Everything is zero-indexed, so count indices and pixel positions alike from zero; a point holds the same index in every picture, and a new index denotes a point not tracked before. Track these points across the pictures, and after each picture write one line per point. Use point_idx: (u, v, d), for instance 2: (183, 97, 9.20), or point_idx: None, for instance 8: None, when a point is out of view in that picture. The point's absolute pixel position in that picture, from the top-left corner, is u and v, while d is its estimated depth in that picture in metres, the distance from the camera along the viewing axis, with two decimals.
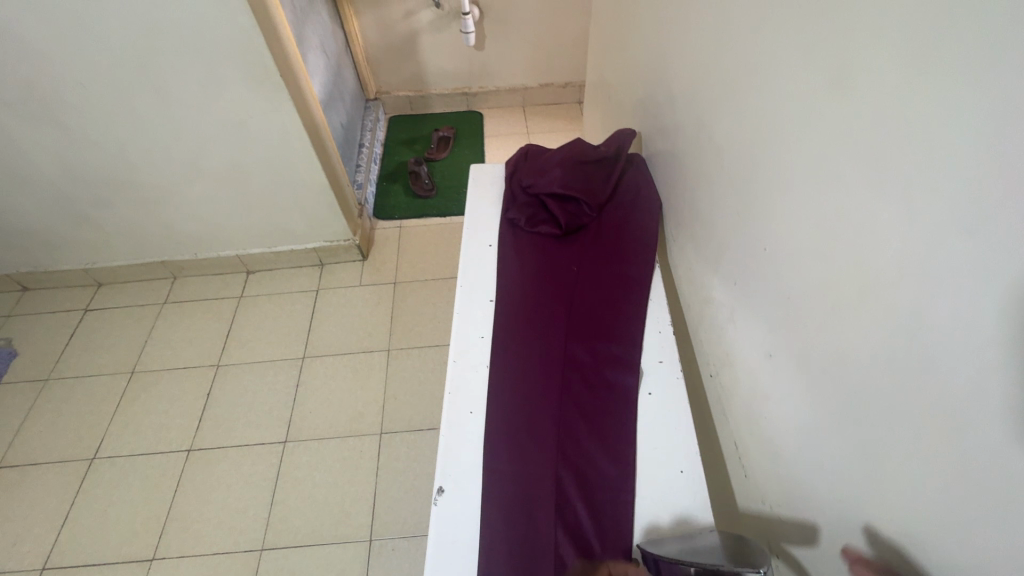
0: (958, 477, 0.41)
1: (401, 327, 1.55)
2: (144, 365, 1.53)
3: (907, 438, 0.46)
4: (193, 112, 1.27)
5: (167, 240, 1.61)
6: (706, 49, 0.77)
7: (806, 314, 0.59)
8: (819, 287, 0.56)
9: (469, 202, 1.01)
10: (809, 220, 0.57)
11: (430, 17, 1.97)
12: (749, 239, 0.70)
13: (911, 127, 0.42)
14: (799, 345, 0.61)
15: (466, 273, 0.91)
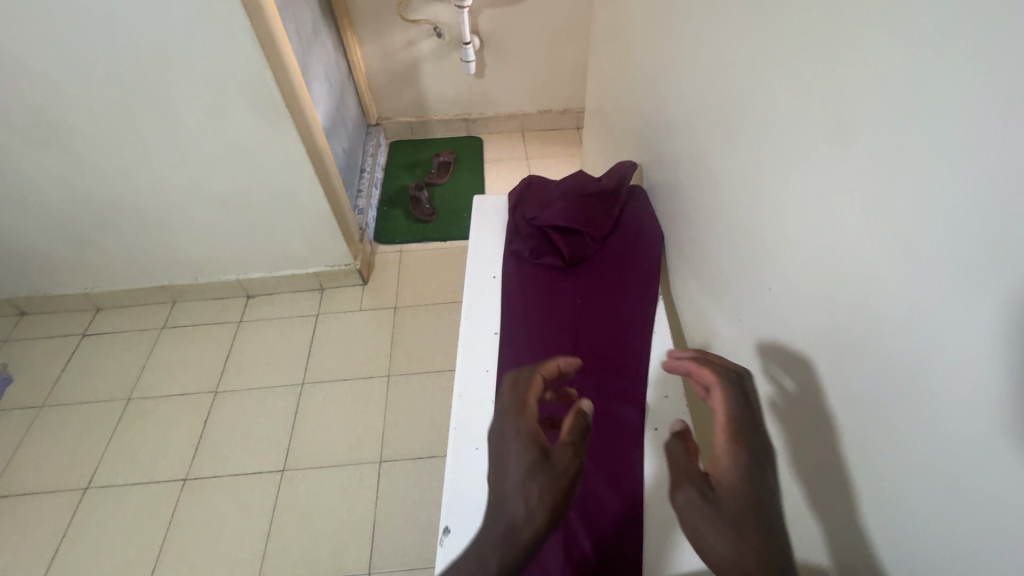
0: (965, 511, 0.40)
1: (401, 353, 1.55)
2: (142, 391, 1.51)
3: (906, 471, 0.46)
4: (198, 139, 1.29)
5: (168, 264, 1.61)
6: (702, 88, 0.79)
7: (805, 331, 0.59)
8: (818, 304, 0.56)
9: (473, 235, 1.02)
10: (808, 240, 0.57)
11: (432, 46, 2.01)
12: (750, 266, 0.71)
13: (910, 142, 0.42)
14: (797, 364, 0.61)
15: (470, 306, 0.91)
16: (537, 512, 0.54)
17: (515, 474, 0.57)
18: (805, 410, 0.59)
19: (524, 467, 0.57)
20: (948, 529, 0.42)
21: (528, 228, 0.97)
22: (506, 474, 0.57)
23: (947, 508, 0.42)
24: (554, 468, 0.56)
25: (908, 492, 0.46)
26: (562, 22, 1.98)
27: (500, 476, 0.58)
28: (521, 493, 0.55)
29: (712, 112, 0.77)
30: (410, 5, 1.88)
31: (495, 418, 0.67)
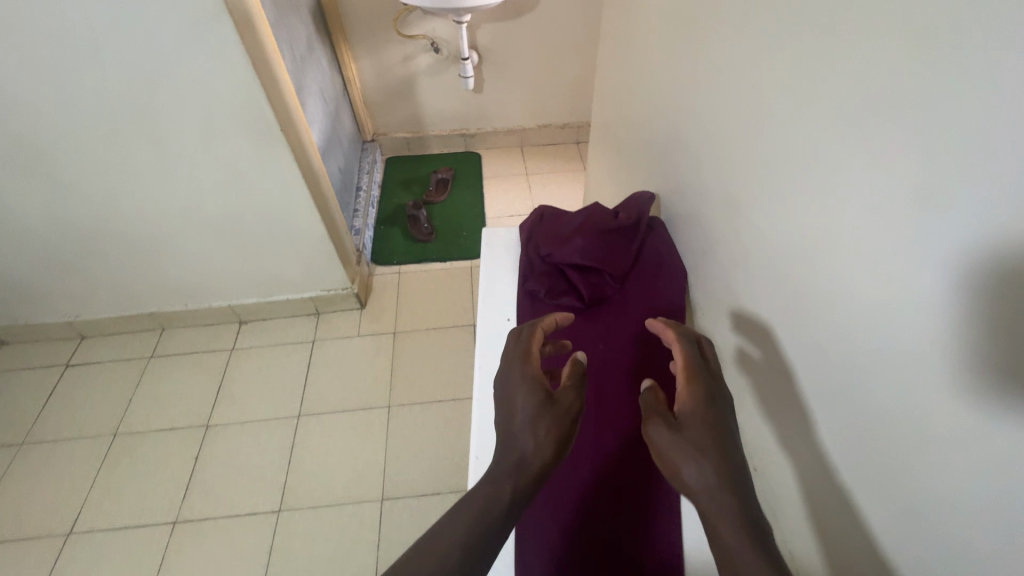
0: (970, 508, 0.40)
1: (402, 381, 1.49)
2: (129, 426, 1.44)
3: (903, 479, 0.46)
4: (188, 164, 1.23)
5: (157, 291, 1.54)
6: (709, 118, 0.75)
7: (819, 346, 0.55)
8: (833, 318, 0.52)
9: (485, 271, 0.97)
10: (823, 256, 0.53)
11: (429, 62, 1.97)
12: (764, 301, 0.67)
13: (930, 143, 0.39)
14: (811, 379, 0.57)
15: (484, 351, 0.86)
16: (543, 445, 0.61)
17: (524, 413, 0.64)
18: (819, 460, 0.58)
19: (531, 405, 0.64)
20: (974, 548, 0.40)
21: (543, 264, 0.91)
22: (515, 412, 0.64)
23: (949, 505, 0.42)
24: (558, 407, 0.64)
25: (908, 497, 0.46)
26: (561, 37, 1.94)
27: (509, 414, 0.64)
28: (529, 429, 0.62)
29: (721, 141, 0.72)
30: (407, 20, 1.84)
31: (501, 369, 0.73)
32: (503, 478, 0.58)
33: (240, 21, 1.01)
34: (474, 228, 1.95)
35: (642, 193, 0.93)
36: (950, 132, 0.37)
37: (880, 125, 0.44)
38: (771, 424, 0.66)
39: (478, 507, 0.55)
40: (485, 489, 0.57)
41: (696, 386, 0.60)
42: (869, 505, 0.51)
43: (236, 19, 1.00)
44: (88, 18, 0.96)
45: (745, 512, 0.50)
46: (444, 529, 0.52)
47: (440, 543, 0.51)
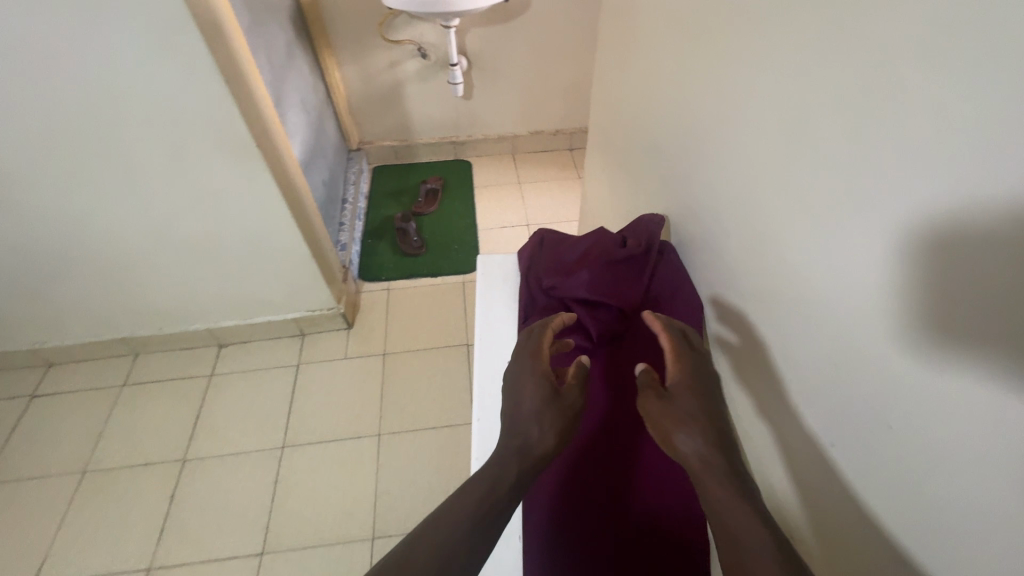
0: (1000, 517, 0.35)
1: (391, 407, 1.41)
2: (99, 462, 1.34)
3: (918, 485, 0.41)
4: (155, 183, 1.14)
5: (128, 315, 1.45)
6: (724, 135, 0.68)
7: (810, 364, 0.53)
8: (824, 335, 0.50)
9: (483, 315, 0.93)
10: (816, 275, 0.50)
11: (416, 68, 1.89)
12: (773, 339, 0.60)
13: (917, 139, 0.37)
14: (802, 396, 0.55)
15: (482, 405, 0.82)
16: (550, 435, 0.62)
17: (530, 402, 0.65)
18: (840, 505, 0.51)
19: (541, 395, 0.65)
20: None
21: (547, 298, 0.87)
22: (522, 403, 0.65)
23: (978, 517, 0.36)
24: (563, 399, 0.65)
25: (928, 506, 0.41)
26: (552, 41, 1.87)
27: (517, 406, 0.65)
28: (539, 420, 0.63)
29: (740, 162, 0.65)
30: (392, 24, 1.75)
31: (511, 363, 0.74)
32: (508, 463, 0.59)
33: (207, 29, 0.93)
34: (465, 240, 1.87)
35: (650, 216, 0.85)
36: (942, 113, 0.35)
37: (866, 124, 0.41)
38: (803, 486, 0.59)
39: (478, 492, 0.55)
40: (485, 476, 0.57)
41: (683, 369, 0.65)
42: (887, 524, 0.45)
43: (202, 27, 0.92)
44: (36, 27, 0.87)
45: (735, 478, 0.54)
46: (438, 513, 0.52)
47: (434, 528, 0.50)
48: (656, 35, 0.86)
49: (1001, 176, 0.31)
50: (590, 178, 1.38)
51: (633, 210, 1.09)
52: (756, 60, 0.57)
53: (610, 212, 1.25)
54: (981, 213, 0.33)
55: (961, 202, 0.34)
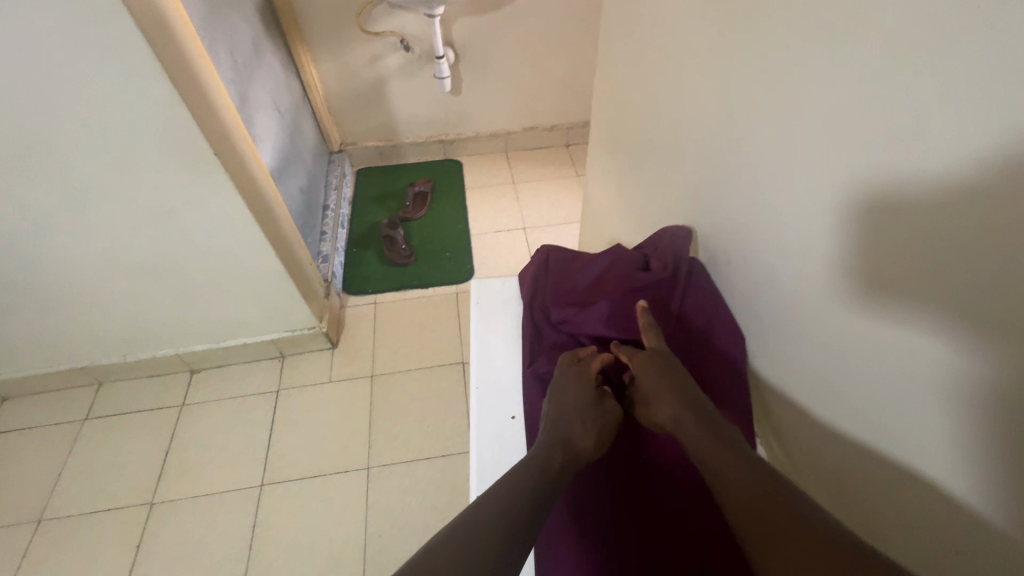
0: (989, 457, 0.39)
1: (381, 435, 1.29)
2: (57, 510, 1.21)
3: (958, 454, 0.42)
4: (103, 202, 1.00)
5: (85, 344, 1.31)
6: (769, 132, 0.55)
7: (862, 370, 0.49)
8: (871, 342, 0.48)
9: (478, 361, 0.81)
10: (868, 278, 0.46)
11: (399, 62, 1.75)
12: (850, 370, 0.51)
13: (972, 91, 0.34)
14: (851, 402, 0.52)
15: (482, 476, 0.69)
16: (592, 436, 0.62)
17: (572, 399, 0.65)
18: (859, 474, 0.54)
19: (580, 398, 0.65)
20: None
21: (556, 332, 0.78)
22: (564, 398, 0.65)
23: (970, 460, 0.41)
24: (603, 407, 0.65)
25: (927, 458, 0.45)
26: (545, 30, 1.73)
27: (557, 404, 0.65)
28: (581, 421, 0.63)
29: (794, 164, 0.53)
30: (371, 15, 1.61)
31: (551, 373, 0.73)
32: (553, 449, 0.58)
33: (145, 21, 0.80)
34: (457, 247, 1.75)
35: (669, 230, 0.76)
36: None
37: (909, 87, 0.38)
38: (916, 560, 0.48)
39: (529, 471, 0.54)
40: (534, 459, 0.56)
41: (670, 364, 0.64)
42: (901, 485, 0.49)
43: (139, 18, 0.78)
44: None
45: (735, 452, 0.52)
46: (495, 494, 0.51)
47: (487, 507, 0.49)
48: (672, 12, 0.73)
49: None
50: (592, 177, 1.25)
51: (645, 216, 0.97)
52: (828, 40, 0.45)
53: (617, 215, 1.13)
54: (936, 188, 0.38)
55: (970, 162, 0.35)
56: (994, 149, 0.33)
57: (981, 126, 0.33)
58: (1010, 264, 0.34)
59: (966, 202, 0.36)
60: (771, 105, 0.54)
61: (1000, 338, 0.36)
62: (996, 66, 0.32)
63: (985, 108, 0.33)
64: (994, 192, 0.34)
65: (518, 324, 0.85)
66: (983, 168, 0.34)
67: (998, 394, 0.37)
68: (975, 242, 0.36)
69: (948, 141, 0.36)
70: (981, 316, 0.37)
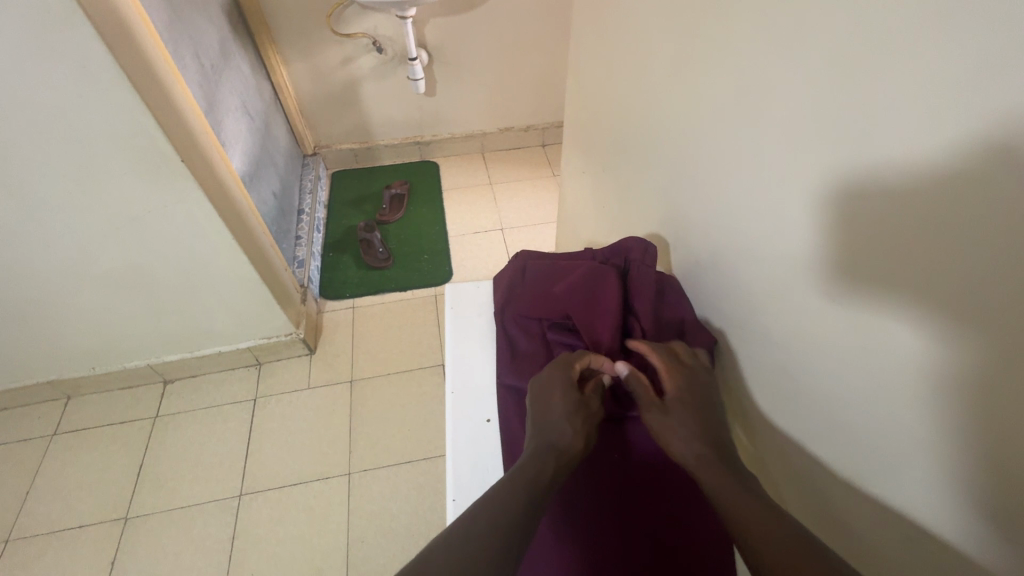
0: (963, 448, 0.39)
1: (362, 440, 1.28)
2: (25, 530, 1.17)
3: (911, 445, 0.44)
4: (65, 212, 0.97)
5: (52, 358, 1.27)
6: (742, 133, 0.57)
7: (830, 362, 0.51)
8: (836, 335, 0.49)
9: (453, 365, 0.82)
10: (839, 275, 0.47)
11: (372, 63, 1.74)
12: (820, 363, 0.53)
13: (935, 95, 0.35)
14: (818, 393, 0.54)
15: (457, 479, 0.69)
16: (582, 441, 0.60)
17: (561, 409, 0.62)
18: (827, 464, 0.55)
19: (567, 399, 0.63)
20: (1001, 510, 0.38)
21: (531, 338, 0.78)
22: (554, 409, 0.63)
23: (946, 450, 0.41)
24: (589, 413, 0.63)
25: (905, 452, 0.45)
26: (517, 31, 1.74)
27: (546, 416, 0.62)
28: (570, 427, 0.61)
29: (774, 167, 0.53)
30: (342, 16, 1.60)
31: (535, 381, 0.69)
32: (545, 457, 0.57)
33: (106, 26, 0.78)
34: (435, 249, 1.74)
35: (636, 242, 0.78)
36: (992, 72, 0.32)
37: (881, 90, 0.39)
38: (884, 546, 0.50)
39: (525, 477, 0.53)
40: (534, 472, 0.54)
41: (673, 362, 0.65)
42: (874, 479, 0.49)
43: (98, 22, 0.76)
44: None
45: (731, 471, 0.54)
46: (505, 515, 0.48)
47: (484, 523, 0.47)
48: (641, 17, 0.74)
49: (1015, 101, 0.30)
50: (567, 180, 1.27)
51: (619, 217, 0.98)
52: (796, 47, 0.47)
53: (592, 217, 1.14)
54: (921, 181, 0.38)
55: (938, 163, 0.36)
56: (980, 145, 0.33)
57: (963, 124, 0.34)
58: (994, 252, 0.34)
59: (950, 196, 0.36)
60: (743, 106, 0.56)
61: (979, 326, 0.36)
62: (974, 72, 0.33)
63: (953, 112, 0.34)
64: (979, 179, 0.34)
65: (492, 327, 0.86)
66: (966, 162, 0.34)
67: (975, 384, 0.37)
68: (960, 231, 0.36)
69: (916, 132, 0.37)
70: (963, 305, 0.37)
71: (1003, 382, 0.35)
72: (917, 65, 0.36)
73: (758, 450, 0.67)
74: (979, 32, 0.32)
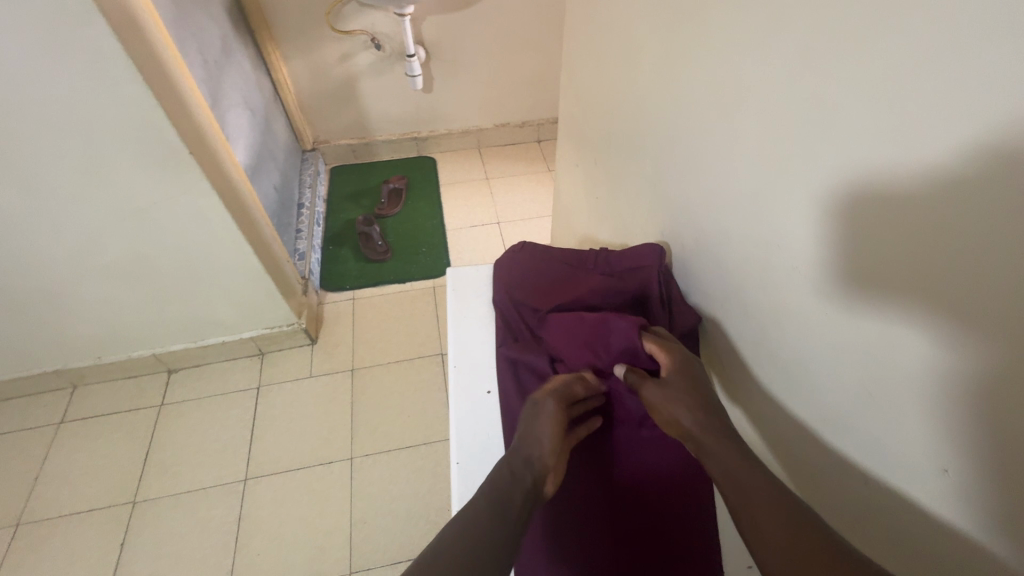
0: (971, 451, 0.40)
1: (362, 427, 1.32)
2: (35, 514, 1.20)
3: (882, 400, 0.47)
4: (74, 202, 1.00)
5: (59, 347, 1.30)
6: (730, 125, 0.60)
7: (807, 331, 0.55)
8: (813, 307, 0.53)
9: (455, 342, 0.86)
10: (814, 250, 0.51)
11: (370, 60, 1.77)
12: (800, 334, 0.56)
13: (891, 85, 0.39)
14: (797, 362, 0.58)
15: (461, 444, 0.74)
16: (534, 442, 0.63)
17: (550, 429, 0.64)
18: (804, 425, 0.59)
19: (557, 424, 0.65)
20: (968, 460, 0.40)
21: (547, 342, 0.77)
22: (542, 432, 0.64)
23: (952, 452, 0.41)
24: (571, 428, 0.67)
25: (890, 417, 0.47)
26: (513, 28, 1.78)
27: (536, 432, 0.64)
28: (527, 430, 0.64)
29: (772, 166, 0.55)
30: (341, 13, 1.63)
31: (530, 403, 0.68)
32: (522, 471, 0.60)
33: (118, 21, 0.81)
34: (433, 242, 1.78)
35: (649, 248, 0.80)
36: (937, 64, 0.36)
37: (848, 78, 0.43)
38: (851, 500, 0.54)
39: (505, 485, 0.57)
40: (494, 477, 0.59)
41: (679, 364, 0.65)
42: (875, 472, 0.50)
43: (109, 15, 0.79)
44: None
45: (737, 445, 0.56)
46: (461, 533, 0.52)
47: (471, 540, 0.51)
48: (631, 15, 0.78)
49: (963, 85, 0.34)
50: (561, 173, 1.31)
51: (612, 207, 1.02)
52: (775, 43, 0.51)
53: (585, 209, 1.18)
54: (927, 189, 0.38)
55: (893, 142, 0.40)
56: (981, 150, 0.34)
57: (933, 106, 0.36)
58: (999, 261, 0.34)
59: (955, 204, 0.36)
60: (726, 98, 0.60)
61: (983, 332, 0.37)
62: (961, 75, 0.34)
63: (906, 99, 0.38)
64: (947, 157, 0.36)
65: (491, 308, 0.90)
66: (970, 171, 0.35)
67: (982, 389, 0.38)
68: (965, 239, 0.36)
69: (878, 115, 0.41)
70: (970, 312, 0.37)
71: (1007, 386, 0.36)
72: (918, 67, 0.37)
73: (745, 420, 0.71)
74: (922, 30, 0.36)
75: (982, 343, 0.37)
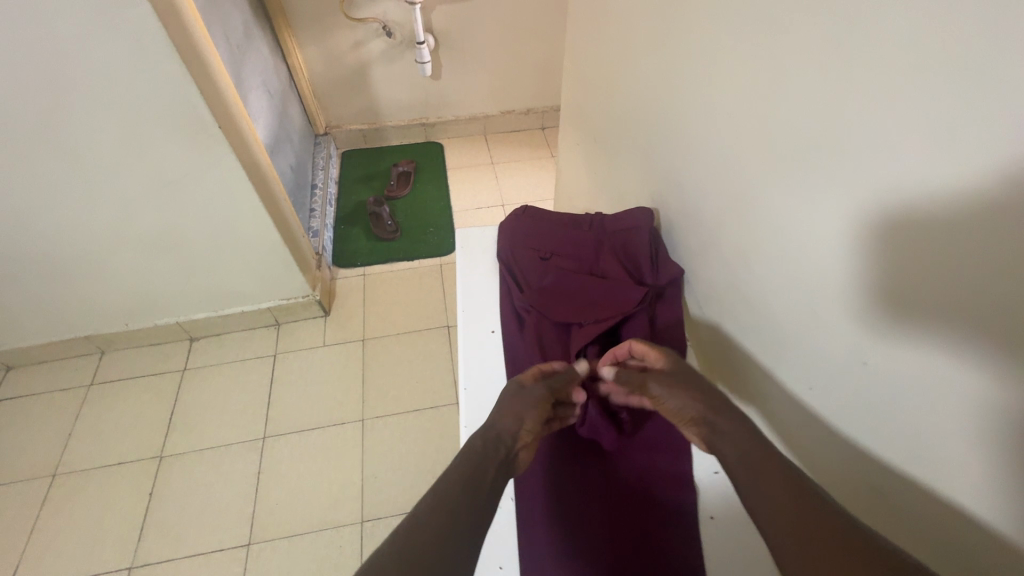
0: (891, 351, 0.48)
1: (373, 392, 1.41)
2: (70, 466, 1.30)
3: (824, 310, 0.55)
4: (112, 174, 1.09)
5: (91, 314, 1.39)
6: (714, 97, 0.67)
7: (773, 272, 0.63)
8: (779, 251, 0.61)
9: (463, 291, 0.95)
10: (778, 201, 0.59)
11: (382, 48, 1.85)
12: (769, 276, 0.64)
13: (838, 49, 0.46)
14: (766, 300, 0.66)
15: (468, 373, 0.84)
16: (510, 416, 0.66)
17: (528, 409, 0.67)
18: (768, 350, 0.68)
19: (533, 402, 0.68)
20: (886, 354, 0.48)
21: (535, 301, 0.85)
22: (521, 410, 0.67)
23: (873, 345, 0.50)
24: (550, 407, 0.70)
25: (829, 324, 0.55)
26: (520, 18, 1.84)
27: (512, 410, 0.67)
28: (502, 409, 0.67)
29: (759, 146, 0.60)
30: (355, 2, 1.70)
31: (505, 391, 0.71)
32: (493, 446, 0.63)
33: (160, 4, 0.89)
34: (441, 223, 1.86)
35: (639, 211, 0.89)
36: (872, 29, 0.42)
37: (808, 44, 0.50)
38: (806, 410, 0.63)
39: (476, 459, 0.60)
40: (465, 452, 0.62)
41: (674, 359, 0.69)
42: (865, 447, 0.54)
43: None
44: None
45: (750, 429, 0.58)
46: (434, 503, 0.53)
47: (448, 508, 0.53)
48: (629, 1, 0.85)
49: (893, 46, 0.41)
50: (563, 154, 1.38)
51: (611, 182, 1.10)
52: (750, 21, 0.58)
53: (586, 187, 1.25)
54: (926, 198, 0.41)
55: (842, 97, 0.47)
56: (905, 98, 0.41)
57: (871, 65, 0.43)
58: (920, 194, 0.41)
59: (925, 193, 0.41)
60: (711, 73, 0.67)
61: (917, 273, 0.43)
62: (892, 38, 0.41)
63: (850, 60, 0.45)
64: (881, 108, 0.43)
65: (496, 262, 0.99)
66: (944, 163, 0.39)
67: (966, 378, 0.41)
68: (953, 239, 0.39)
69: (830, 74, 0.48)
70: (906, 255, 0.44)
71: (952, 333, 0.41)
72: (885, 54, 0.42)
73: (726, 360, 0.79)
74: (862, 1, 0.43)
75: (900, 257, 0.45)
